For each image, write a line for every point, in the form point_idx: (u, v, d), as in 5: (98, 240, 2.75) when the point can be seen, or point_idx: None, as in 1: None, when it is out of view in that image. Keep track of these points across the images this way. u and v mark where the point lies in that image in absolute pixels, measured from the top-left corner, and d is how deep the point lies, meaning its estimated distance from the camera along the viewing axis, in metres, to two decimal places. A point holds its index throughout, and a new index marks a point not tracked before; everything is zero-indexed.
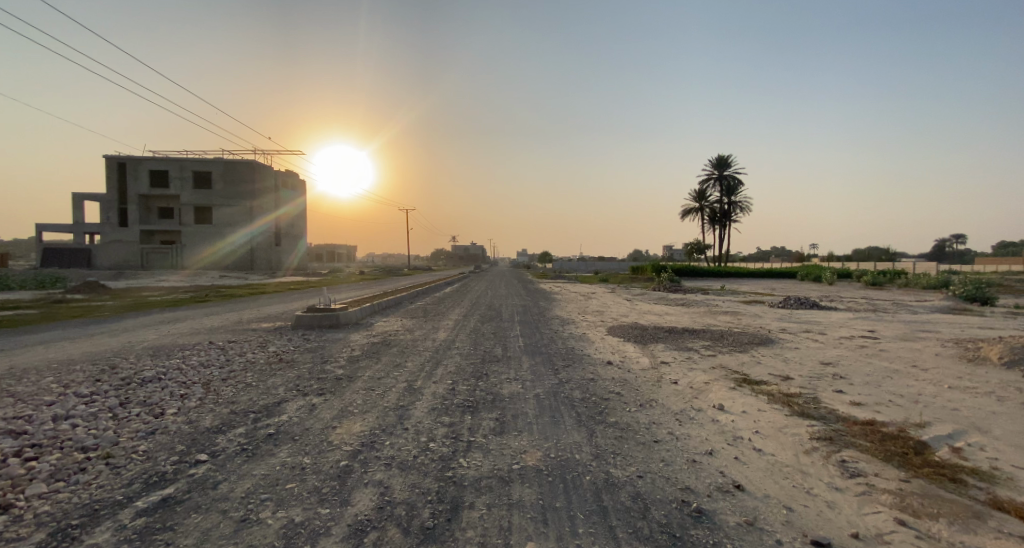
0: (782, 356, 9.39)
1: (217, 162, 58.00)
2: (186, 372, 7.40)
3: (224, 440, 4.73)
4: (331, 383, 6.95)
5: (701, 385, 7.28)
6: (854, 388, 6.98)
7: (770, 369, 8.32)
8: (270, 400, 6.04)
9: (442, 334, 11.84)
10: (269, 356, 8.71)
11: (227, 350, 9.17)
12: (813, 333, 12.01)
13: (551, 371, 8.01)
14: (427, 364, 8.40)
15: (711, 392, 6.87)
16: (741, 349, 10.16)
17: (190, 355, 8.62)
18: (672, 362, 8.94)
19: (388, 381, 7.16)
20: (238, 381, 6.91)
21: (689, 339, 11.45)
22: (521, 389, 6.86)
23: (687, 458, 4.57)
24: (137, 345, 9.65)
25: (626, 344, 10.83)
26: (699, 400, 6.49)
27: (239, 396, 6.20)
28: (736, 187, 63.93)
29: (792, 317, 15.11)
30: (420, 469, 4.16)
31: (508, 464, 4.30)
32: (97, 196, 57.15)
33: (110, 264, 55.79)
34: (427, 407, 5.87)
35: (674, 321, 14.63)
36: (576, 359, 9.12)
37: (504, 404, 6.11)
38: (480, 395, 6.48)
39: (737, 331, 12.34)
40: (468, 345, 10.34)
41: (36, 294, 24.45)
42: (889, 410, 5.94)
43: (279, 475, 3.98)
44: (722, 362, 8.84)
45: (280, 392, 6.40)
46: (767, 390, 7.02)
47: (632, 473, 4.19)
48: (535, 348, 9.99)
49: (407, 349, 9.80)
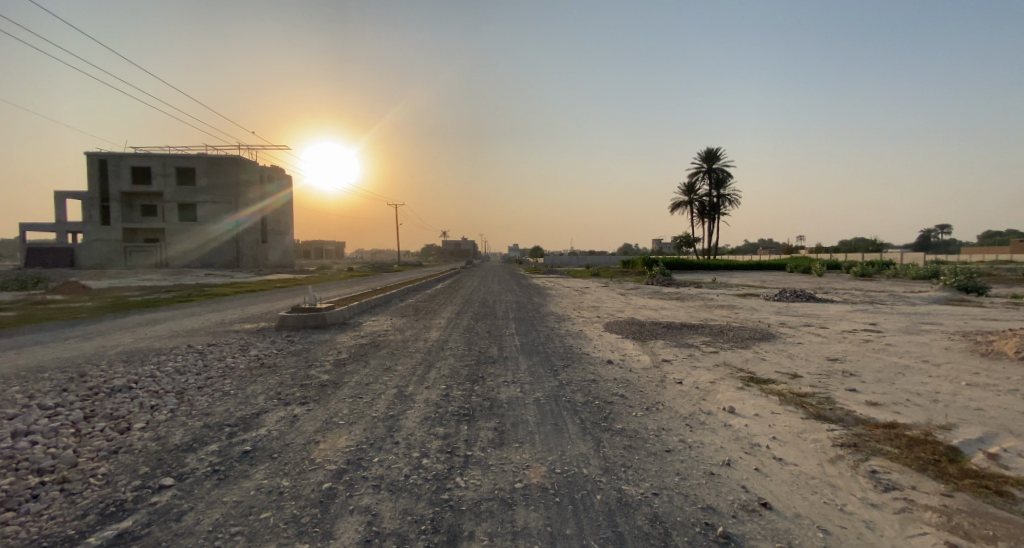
0: (786, 352, 9.13)
1: (200, 158, 56.59)
2: (159, 380, 6.69)
3: (195, 458, 4.13)
4: (315, 390, 6.46)
5: (707, 385, 6.95)
6: (867, 387, 6.71)
7: (776, 367, 8.01)
8: (247, 412, 5.48)
9: (434, 333, 11.39)
10: (250, 361, 8.14)
11: (206, 355, 8.59)
12: (814, 327, 11.78)
13: (550, 372, 7.61)
14: (419, 366, 7.97)
15: (719, 393, 6.54)
16: (744, 345, 9.85)
17: (165, 361, 8.00)
18: (674, 360, 8.61)
19: (377, 387, 6.68)
20: (214, 390, 6.34)
21: (689, 335, 11.16)
22: (520, 393, 6.45)
23: (703, 471, 4.20)
24: (110, 350, 8.98)
25: (624, 341, 10.52)
26: (707, 402, 6.16)
27: (214, 408, 5.60)
28: (725, 180, 64.07)
29: (790, 311, 14.89)
30: (412, 491, 3.74)
31: (510, 482, 3.91)
32: (77, 193, 55.53)
33: (91, 263, 54.20)
34: (419, 417, 5.44)
35: (671, 316, 14.32)
36: (575, 358, 8.73)
37: (502, 411, 5.71)
38: (477, 401, 6.06)
39: (737, 326, 12.06)
40: (461, 345, 9.90)
41: (18, 295, 23.85)
42: (909, 411, 5.68)
43: (253, 502, 3.47)
44: (726, 360, 8.53)
45: (260, 402, 5.87)
46: (778, 390, 6.72)
47: (647, 491, 3.80)
48: (532, 348, 9.56)
49: (398, 350, 9.32)
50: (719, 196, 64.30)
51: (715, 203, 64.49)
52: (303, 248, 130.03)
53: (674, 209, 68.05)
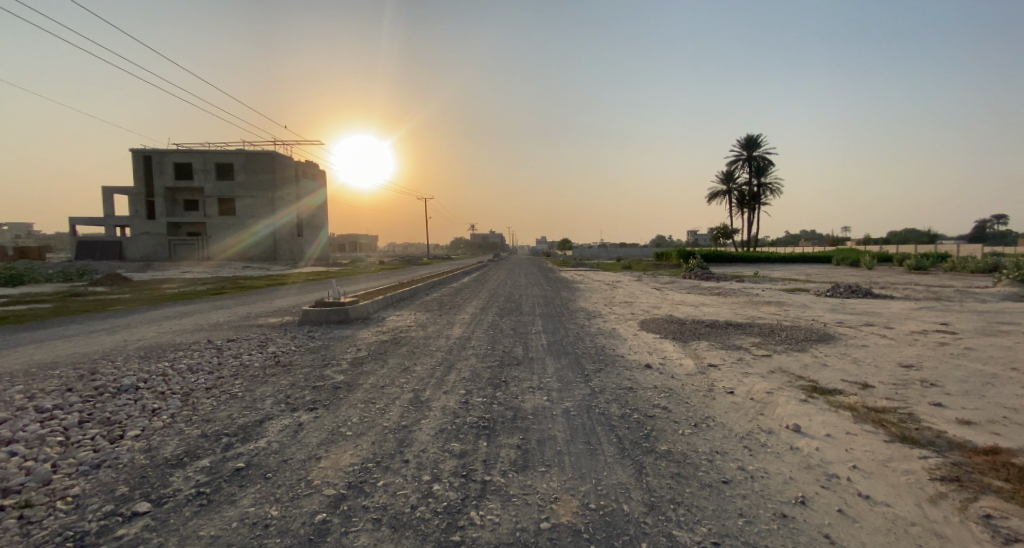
0: (850, 356, 8.03)
1: (238, 154, 58.34)
2: (168, 381, 6.44)
3: (181, 477, 3.79)
4: (326, 394, 6.00)
5: (764, 397, 6.01)
6: (958, 399, 5.62)
7: (842, 374, 6.95)
8: (250, 418, 5.08)
9: (458, 330, 10.88)
10: (266, 359, 7.81)
11: (224, 351, 8.36)
12: (878, 327, 10.50)
13: (581, 378, 6.87)
14: (439, 367, 7.42)
15: (779, 407, 5.59)
16: (799, 348, 8.78)
17: (181, 358, 7.80)
18: (722, 365, 7.68)
19: (392, 392, 6.14)
20: (223, 392, 6.00)
21: (735, 335, 10.12)
22: (547, 402, 5.76)
23: (774, 512, 3.35)
24: (132, 345, 8.91)
25: (663, 342, 9.64)
26: (766, 419, 5.24)
27: (217, 413, 5.26)
28: (766, 168, 60.75)
29: (846, 308, 13.51)
30: (419, 528, 3.14)
31: (534, 521, 3.24)
32: (125, 190, 58.43)
33: (140, 257, 57.15)
34: (433, 429, 4.83)
35: (713, 314, 13.25)
36: (608, 361, 7.96)
37: (527, 424, 5.04)
38: (499, 411, 5.42)
39: (788, 326, 10.92)
40: (485, 343, 9.30)
41: (64, 287, 24.89)
42: (1022, 432, 4.64)
43: (233, 538, 2.97)
44: (781, 366, 7.53)
45: (266, 407, 5.46)
46: (850, 402, 5.72)
47: (703, 539, 3.06)
48: (560, 348, 8.84)
49: (419, 349, 8.82)
50: (758, 185, 61.10)
51: (754, 192, 61.33)
52: (336, 242, 133.23)
53: (709, 199, 65.31)
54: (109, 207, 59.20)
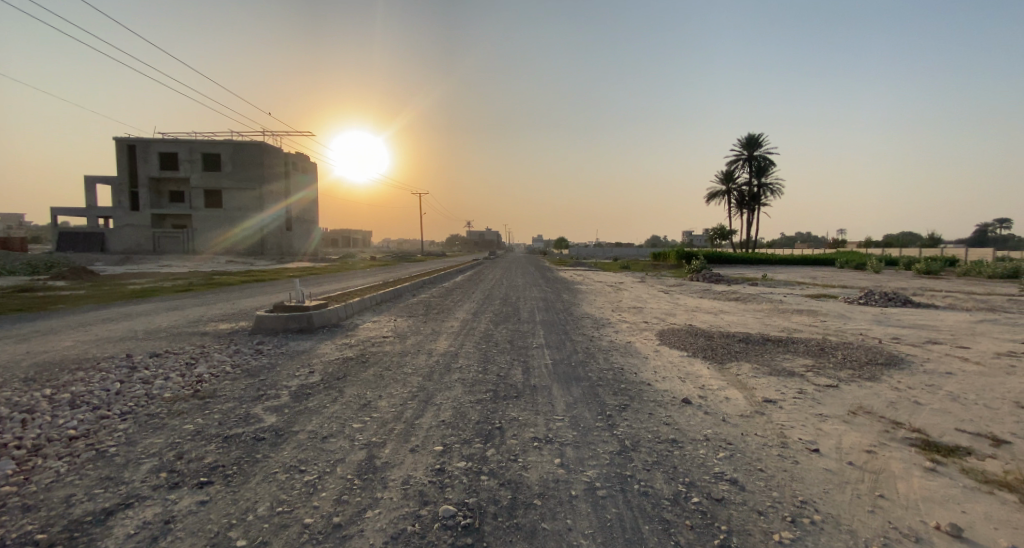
0: (944, 391, 6.21)
1: (226, 145, 56.02)
2: (25, 424, 4.50)
3: None
4: (240, 452, 4.12)
5: (868, 460, 4.19)
6: None
7: (952, 421, 5.12)
8: (95, 507, 3.17)
9: (442, 343, 8.99)
10: (184, 387, 5.89)
11: (136, 372, 6.44)
12: (948, 347, 8.69)
13: (602, 423, 5.02)
14: (411, 404, 5.52)
15: (901, 481, 3.78)
16: (870, 376, 6.96)
17: (73, 382, 5.87)
18: (781, 401, 5.88)
19: (336, 448, 4.27)
20: (84, 450, 4.06)
21: (780, 355, 8.32)
22: (560, 471, 3.91)
23: None
24: (24, 360, 6.96)
25: (694, 363, 7.84)
26: (896, 514, 3.30)
27: (47, 496, 3.30)
28: (768, 168, 59.32)
29: (891, 320, 11.71)
30: None
31: None
32: (108, 180, 56.15)
33: (122, 248, 54.70)
34: (381, 536, 2.96)
35: (740, 326, 11.36)
36: (632, 394, 6.10)
37: (535, 520, 3.19)
38: (491, 491, 3.56)
39: (839, 343, 9.12)
40: (475, 364, 7.45)
41: None
42: None
43: None
44: (861, 405, 5.72)
45: (133, 480, 3.56)
46: (987, 478, 3.79)
47: None
48: (569, 373, 6.95)
49: (389, 372, 6.91)
50: (760, 185, 59.56)
51: (756, 192, 59.86)
52: (332, 237, 131.26)
53: (711, 198, 63.74)
54: (91, 197, 56.78)
